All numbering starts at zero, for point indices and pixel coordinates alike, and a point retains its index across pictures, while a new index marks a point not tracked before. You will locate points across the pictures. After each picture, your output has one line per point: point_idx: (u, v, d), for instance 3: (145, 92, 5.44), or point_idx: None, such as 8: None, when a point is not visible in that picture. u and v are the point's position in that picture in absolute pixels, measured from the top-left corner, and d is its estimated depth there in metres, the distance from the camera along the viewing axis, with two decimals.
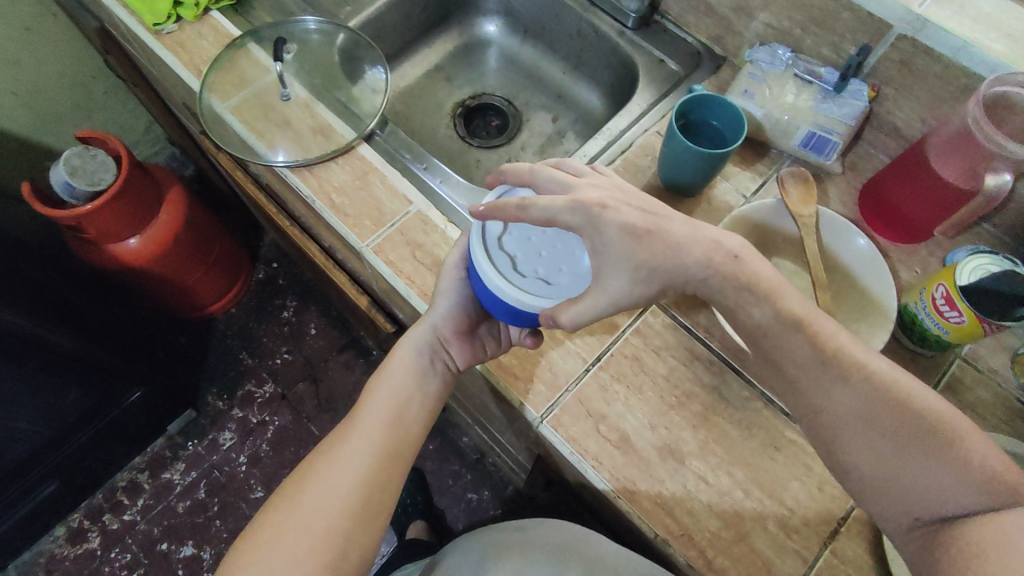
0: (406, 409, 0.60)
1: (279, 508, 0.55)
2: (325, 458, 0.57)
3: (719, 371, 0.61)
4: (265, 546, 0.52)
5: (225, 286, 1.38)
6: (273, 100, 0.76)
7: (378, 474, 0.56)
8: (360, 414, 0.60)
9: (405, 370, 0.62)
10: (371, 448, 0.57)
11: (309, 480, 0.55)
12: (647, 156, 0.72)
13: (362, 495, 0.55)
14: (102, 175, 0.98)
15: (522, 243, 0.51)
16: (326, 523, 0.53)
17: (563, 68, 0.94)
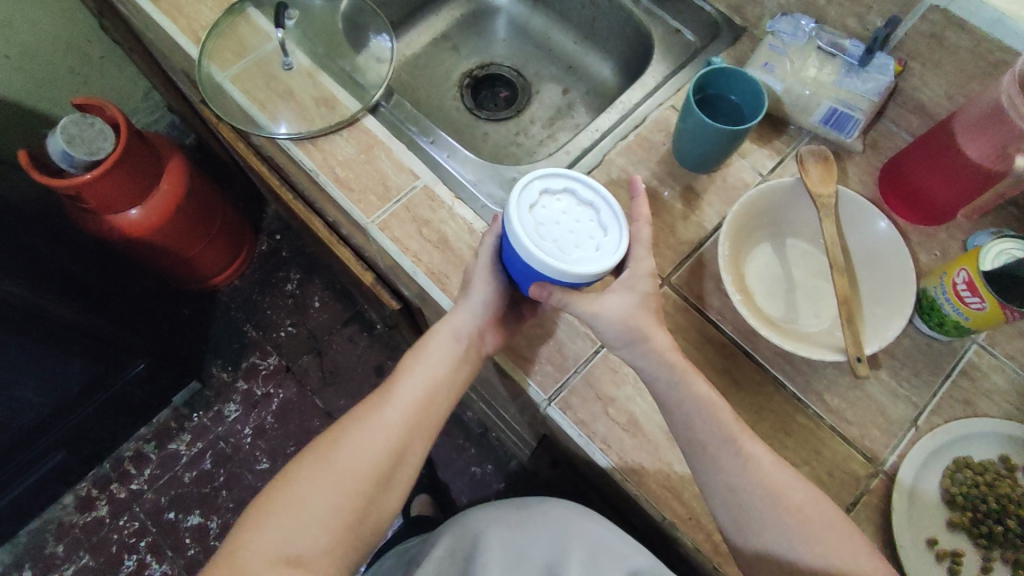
0: (442, 385, 0.57)
1: (304, 464, 0.54)
2: (354, 421, 0.56)
3: (731, 354, 0.60)
4: (287, 502, 0.52)
5: (228, 258, 1.36)
6: (274, 69, 0.73)
7: (405, 446, 0.55)
8: (394, 380, 0.58)
9: (445, 346, 0.58)
10: (400, 418, 0.55)
11: (337, 441, 0.55)
12: (661, 132, 0.69)
13: (386, 464, 0.54)
14: (100, 143, 0.96)
15: (555, 228, 0.49)
16: (348, 488, 0.53)
17: (575, 38, 0.91)
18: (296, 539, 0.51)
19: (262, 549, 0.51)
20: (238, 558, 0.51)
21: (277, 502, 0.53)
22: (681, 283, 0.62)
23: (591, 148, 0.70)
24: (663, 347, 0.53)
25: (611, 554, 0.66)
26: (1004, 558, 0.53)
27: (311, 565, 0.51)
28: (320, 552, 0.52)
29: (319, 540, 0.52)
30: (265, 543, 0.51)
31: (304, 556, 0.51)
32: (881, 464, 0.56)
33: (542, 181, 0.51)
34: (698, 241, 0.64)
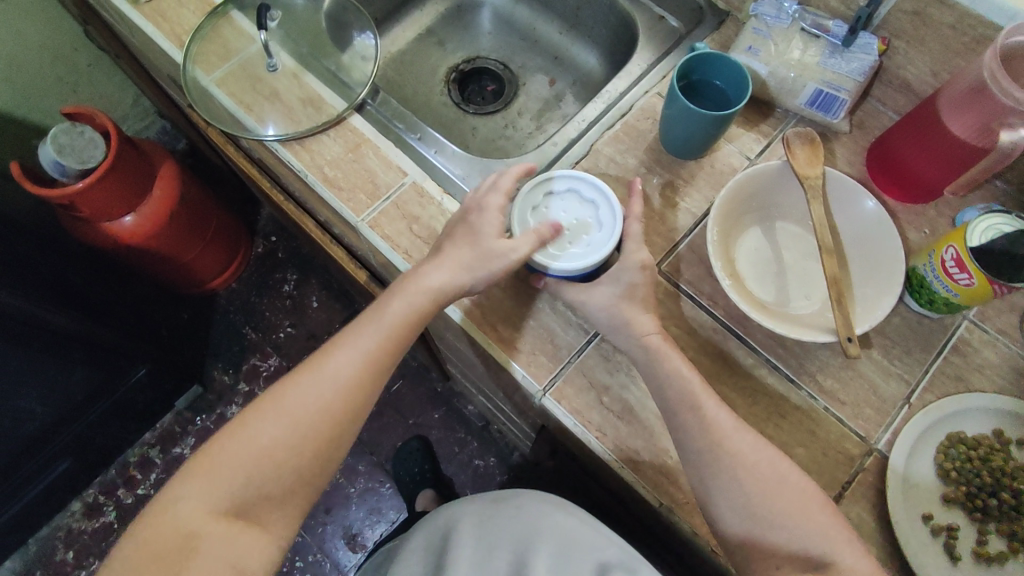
0: (401, 339, 0.56)
1: (250, 415, 0.52)
2: (306, 373, 0.54)
3: (723, 338, 0.60)
4: (233, 453, 0.50)
5: (224, 261, 1.36)
6: (259, 71, 0.73)
7: (358, 394, 0.54)
8: (350, 332, 0.56)
9: (410, 298, 0.55)
10: (355, 365, 0.54)
11: (286, 385, 0.53)
12: (648, 120, 0.69)
13: (341, 418, 0.53)
14: (91, 153, 0.96)
15: (552, 225, 0.57)
16: (298, 438, 0.52)
17: (560, 28, 0.91)
18: (244, 490, 0.50)
19: (205, 503, 0.49)
20: (176, 510, 0.48)
21: (221, 454, 0.50)
22: (673, 270, 0.63)
23: (578, 138, 0.70)
24: (644, 332, 0.55)
25: (583, 549, 0.66)
26: (998, 531, 0.53)
27: (260, 516, 0.51)
28: (270, 503, 0.51)
29: (267, 493, 0.51)
30: (208, 495, 0.49)
31: (252, 508, 0.50)
32: (875, 442, 0.56)
33: (548, 185, 0.59)
34: (687, 228, 0.64)
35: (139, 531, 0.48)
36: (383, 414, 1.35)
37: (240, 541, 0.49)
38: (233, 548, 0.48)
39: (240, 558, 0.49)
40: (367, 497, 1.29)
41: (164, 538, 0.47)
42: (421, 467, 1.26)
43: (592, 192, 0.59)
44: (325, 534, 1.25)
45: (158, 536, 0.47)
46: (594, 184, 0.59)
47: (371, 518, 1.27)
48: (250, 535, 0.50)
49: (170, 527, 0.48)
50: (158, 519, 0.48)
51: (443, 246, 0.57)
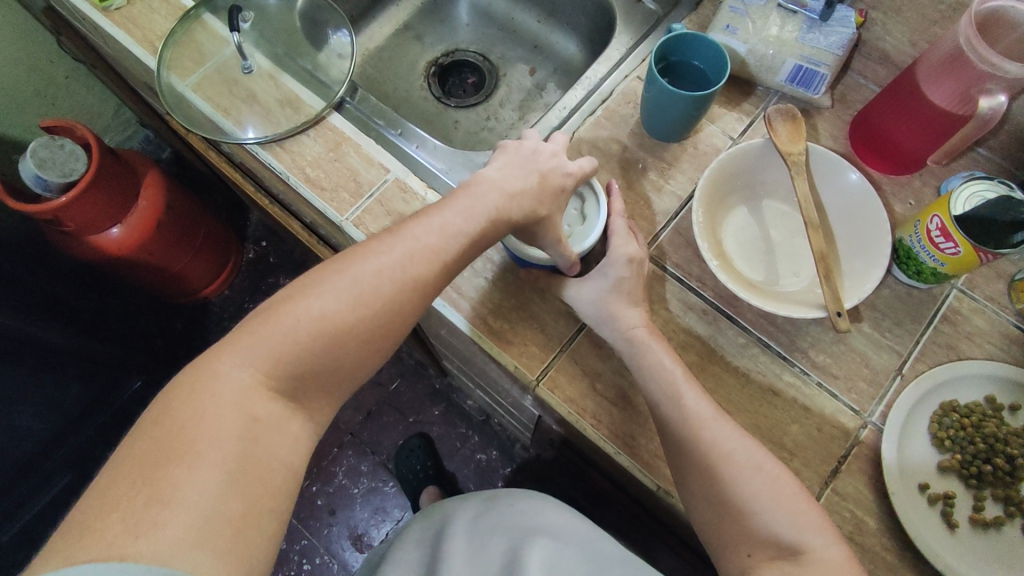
0: (478, 243, 0.51)
1: (313, 285, 0.46)
2: (377, 252, 0.47)
3: (714, 318, 0.60)
4: (293, 328, 0.44)
5: (215, 268, 1.36)
6: (234, 73, 0.72)
7: (429, 293, 0.49)
8: (430, 217, 0.50)
9: (489, 206, 0.51)
10: (433, 259, 0.49)
11: (361, 264, 0.47)
12: (630, 104, 0.69)
13: (406, 314, 0.48)
14: (72, 165, 0.95)
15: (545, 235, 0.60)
16: (364, 329, 0.46)
17: (538, 16, 0.90)
18: (297, 372, 0.44)
19: (257, 380, 0.43)
20: (225, 379, 0.42)
21: (278, 326, 0.44)
22: (662, 254, 0.62)
23: (560, 126, 0.70)
24: (630, 322, 0.55)
25: (576, 542, 0.66)
26: (995, 497, 0.54)
27: (305, 403, 0.46)
28: (317, 390, 0.46)
29: (316, 381, 0.46)
30: (261, 370, 0.43)
31: (297, 390, 0.45)
32: (869, 414, 0.56)
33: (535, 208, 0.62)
34: (673, 210, 0.64)
35: (177, 400, 0.41)
36: (383, 413, 1.35)
37: (287, 431, 0.44)
38: (280, 437, 0.43)
39: (287, 451, 0.44)
40: (371, 497, 1.29)
41: (210, 412, 0.41)
42: (422, 464, 1.26)
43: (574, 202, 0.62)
44: (331, 536, 1.26)
45: (204, 406, 0.41)
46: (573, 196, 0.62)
47: (376, 518, 1.28)
48: (295, 425, 0.45)
49: (218, 400, 0.41)
50: (202, 390, 0.41)
51: (508, 163, 0.55)
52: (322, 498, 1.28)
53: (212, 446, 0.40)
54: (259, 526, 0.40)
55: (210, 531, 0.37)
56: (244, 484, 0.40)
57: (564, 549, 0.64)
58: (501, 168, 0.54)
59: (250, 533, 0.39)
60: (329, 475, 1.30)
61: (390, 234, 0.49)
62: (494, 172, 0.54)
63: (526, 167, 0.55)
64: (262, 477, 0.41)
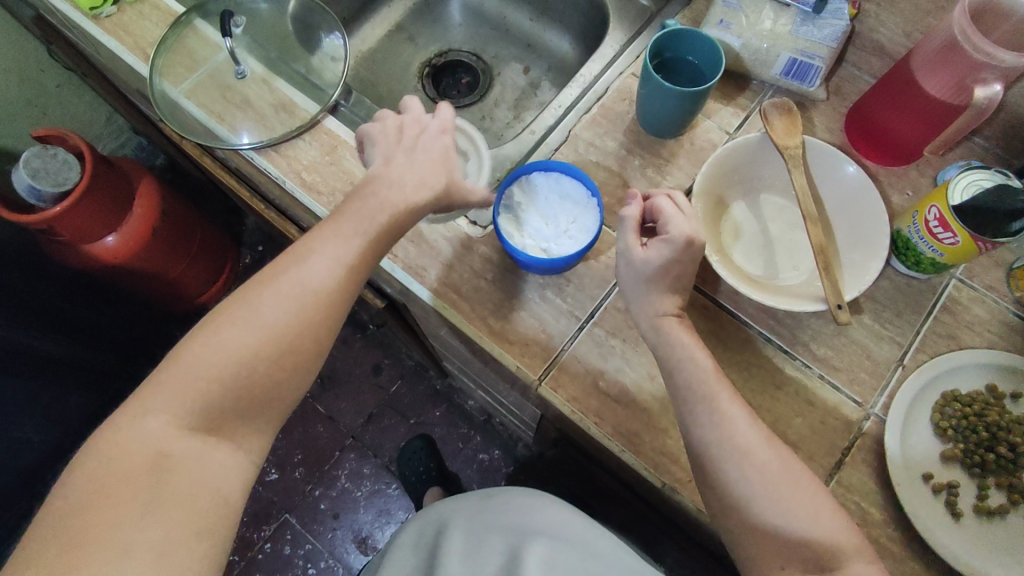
0: (377, 242, 0.51)
1: (215, 321, 0.47)
2: (275, 279, 0.49)
3: (716, 314, 0.60)
4: (197, 364, 0.46)
5: (212, 275, 1.35)
6: (228, 79, 0.72)
7: (331, 308, 0.49)
8: (323, 235, 0.50)
9: (380, 203, 0.52)
10: (331, 276, 0.49)
11: (254, 292, 0.48)
12: (625, 101, 0.69)
13: (317, 330, 0.49)
14: (66, 175, 0.96)
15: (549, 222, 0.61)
16: (269, 352, 0.47)
17: (530, 14, 0.89)
18: (215, 404, 0.46)
19: (172, 419, 0.45)
20: (142, 423, 0.44)
21: (183, 368, 0.46)
22: None
23: (556, 125, 0.69)
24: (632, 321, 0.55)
25: (575, 539, 0.66)
26: (999, 485, 0.54)
27: (231, 431, 0.47)
28: (240, 417, 0.47)
29: (238, 410, 0.47)
30: (173, 410, 0.45)
31: (219, 421, 0.46)
32: (872, 406, 0.57)
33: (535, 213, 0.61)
34: None
35: (101, 447, 0.43)
36: (384, 415, 1.35)
37: (212, 460, 0.45)
38: (205, 468, 0.45)
39: (217, 476, 0.45)
40: (374, 499, 1.29)
41: (128, 454, 0.43)
42: (425, 466, 1.26)
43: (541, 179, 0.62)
44: (335, 540, 1.26)
45: (125, 451, 0.43)
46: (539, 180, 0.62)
47: (380, 520, 1.28)
48: (221, 454, 0.46)
49: (131, 446, 0.43)
50: (121, 437, 0.44)
51: (389, 157, 0.54)
52: (326, 502, 1.28)
53: (127, 489, 0.42)
54: (189, 547, 0.42)
55: (134, 563, 0.40)
56: (166, 515, 0.42)
57: (563, 549, 0.64)
58: (386, 161, 0.54)
59: (180, 561, 0.41)
60: (332, 479, 1.30)
61: (284, 259, 0.50)
62: (382, 172, 0.53)
63: (411, 155, 0.54)
64: (190, 505, 0.43)
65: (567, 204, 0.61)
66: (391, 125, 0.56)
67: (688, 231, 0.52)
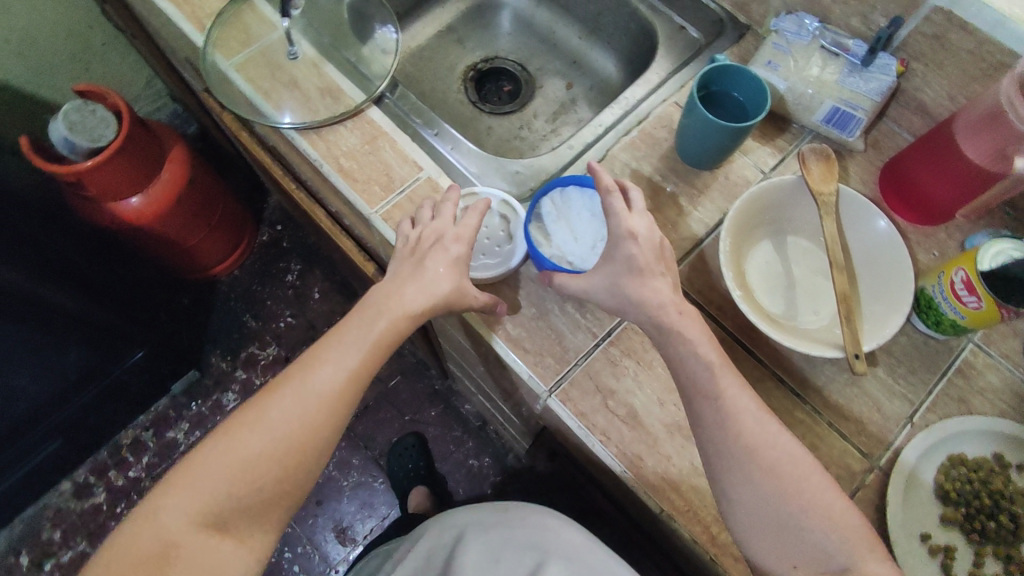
0: (378, 350, 0.54)
1: (230, 424, 0.51)
2: (285, 383, 0.52)
3: (732, 349, 0.61)
4: (211, 465, 0.49)
5: (228, 247, 1.43)
6: (279, 58, 0.73)
7: (336, 413, 0.51)
8: (333, 343, 0.54)
9: (385, 310, 0.55)
10: (337, 381, 0.52)
11: (266, 396, 0.51)
12: (665, 128, 0.70)
13: (321, 432, 0.51)
14: (101, 132, 1.03)
15: (576, 233, 0.61)
16: (277, 455, 0.50)
17: (580, 32, 0.90)
18: (223, 502, 0.48)
19: (183, 517, 0.48)
20: (157, 519, 0.47)
21: (197, 469, 0.49)
22: (684, 280, 0.63)
23: (594, 142, 0.70)
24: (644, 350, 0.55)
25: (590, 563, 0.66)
26: (993, 553, 0.54)
27: (237, 528, 0.49)
28: (246, 514, 0.50)
29: (246, 509, 0.49)
30: (185, 508, 0.48)
31: (228, 518, 0.49)
32: (877, 459, 0.57)
33: (565, 223, 0.61)
34: (700, 237, 0.65)
35: (123, 537, 0.47)
36: (380, 409, 1.36)
37: (216, 553, 0.48)
38: (212, 562, 0.48)
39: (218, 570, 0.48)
40: (358, 491, 1.29)
41: (143, 547, 0.47)
42: (415, 463, 1.26)
43: (574, 191, 0.62)
44: (315, 527, 1.25)
45: (140, 541, 0.47)
46: (572, 190, 0.62)
47: (362, 513, 1.28)
48: (226, 548, 0.48)
49: (148, 538, 0.47)
50: (139, 530, 0.47)
51: (397, 268, 0.58)
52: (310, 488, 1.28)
53: None
54: None
55: None
56: None
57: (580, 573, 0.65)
58: (393, 278, 0.57)
59: None
60: None
61: (298, 364, 0.53)
62: (390, 283, 0.57)
63: (416, 268, 0.57)
64: None
65: (598, 220, 0.61)
66: (410, 236, 0.59)
67: (631, 225, 0.53)
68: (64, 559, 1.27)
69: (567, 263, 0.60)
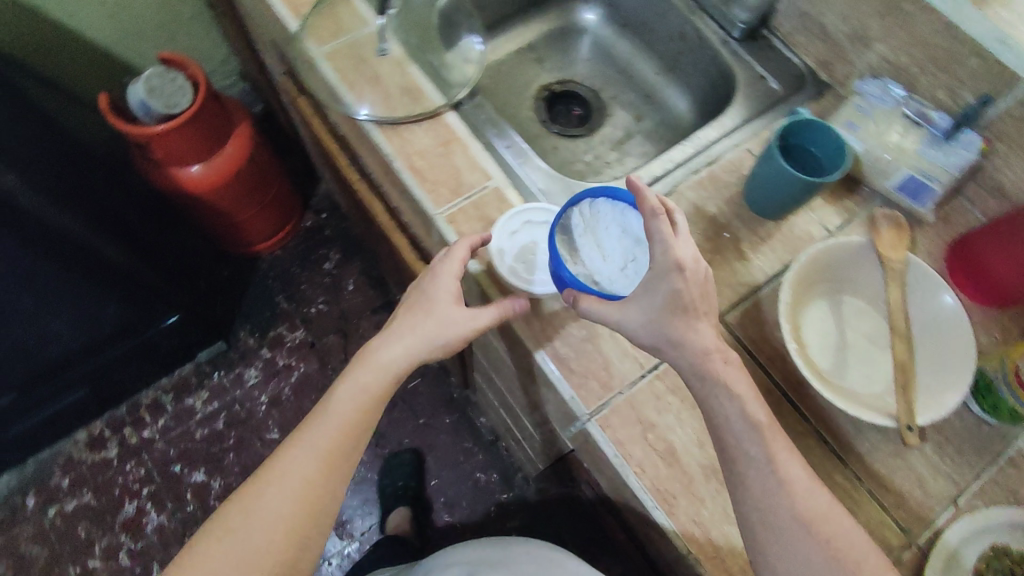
0: (357, 425, 0.60)
1: (226, 529, 0.56)
2: (273, 477, 0.57)
3: (777, 401, 0.60)
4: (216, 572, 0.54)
5: (274, 227, 1.46)
6: (367, 52, 0.75)
7: (326, 491, 0.58)
8: (313, 426, 0.59)
9: (363, 386, 0.60)
10: (323, 463, 0.58)
11: (256, 491, 0.57)
12: (735, 173, 0.70)
13: (315, 513, 0.57)
14: (177, 99, 1.06)
15: (606, 251, 0.60)
16: (277, 546, 0.55)
17: (657, 68, 0.91)
18: None
19: None
20: None
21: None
22: (737, 325, 0.63)
23: (663, 176, 0.71)
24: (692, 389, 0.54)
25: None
26: None
27: None
28: None
29: None
30: None
31: None
32: (915, 537, 0.55)
33: (596, 241, 0.61)
34: (757, 285, 0.65)
35: None
36: (397, 408, 1.37)
37: None
38: None
39: None
40: (362, 486, 1.31)
41: None
42: (405, 482, 1.28)
43: (604, 205, 0.61)
44: None
45: None
46: (603, 206, 0.61)
47: (363, 508, 1.29)
48: None
49: None
50: None
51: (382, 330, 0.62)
52: None
53: None
54: None
55: None
56: None
57: None
58: (368, 347, 0.62)
59: None
60: None
61: (282, 453, 0.58)
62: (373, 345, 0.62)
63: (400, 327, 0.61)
64: None
65: (627, 237, 0.61)
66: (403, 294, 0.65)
67: (680, 255, 0.50)
68: (67, 508, 1.29)
69: (596, 284, 0.59)
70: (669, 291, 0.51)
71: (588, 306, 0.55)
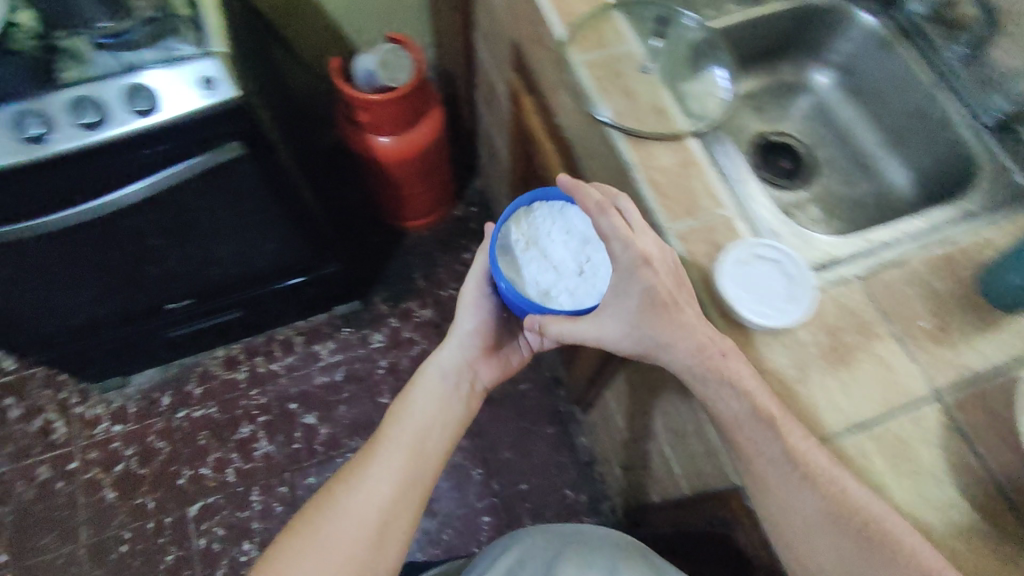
0: (431, 427, 0.77)
1: (322, 516, 0.69)
2: (364, 471, 0.72)
3: (979, 492, 0.59)
4: (317, 546, 0.67)
5: (430, 209, 1.54)
6: (629, 67, 0.80)
7: (407, 480, 0.72)
8: (391, 433, 0.76)
9: (430, 394, 0.80)
10: (404, 456, 0.74)
11: (349, 483, 0.72)
12: (971, 257, 0.69)
13: (397, 500, 0.71)
14: (398, 75, 1.19)
15: (557, 259, 0.72)
16: (367, 526, 0.69)
17: (880, 140, 0.92)
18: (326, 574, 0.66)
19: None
20: None
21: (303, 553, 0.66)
22: (955, 407, 0.62)
23: (894, 244, 0.70)
24: None
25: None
26: None
27: None
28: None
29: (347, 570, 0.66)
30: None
31: None
32: None
33: (543, 251, 0.72)
34: (979, 371, 0.64)
35: None
36: (504, 406, 1.39)
37: None
38: None
39: None
40: (457, 471, 1.34)
41: None
42: None
43: (541, 216, 0.74)
44: None
45: None
46: (540, 220, 0.74)
47: (454, 492, 1.32)
48: None
49: None
50: None
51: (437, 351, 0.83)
52: None
53: None
54: None
55: None
56: None
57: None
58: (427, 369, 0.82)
59: None
60: None
61: (370, 453, 0.75)
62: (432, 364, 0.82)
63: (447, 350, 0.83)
64: None
65: (566, 237, 0.72)
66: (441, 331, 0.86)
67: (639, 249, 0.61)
68: (193, 414, 1.39)
69: (555, 297, 0.70)
70: (644, 290, 0.61)
71: (551, 326, 0.66)
